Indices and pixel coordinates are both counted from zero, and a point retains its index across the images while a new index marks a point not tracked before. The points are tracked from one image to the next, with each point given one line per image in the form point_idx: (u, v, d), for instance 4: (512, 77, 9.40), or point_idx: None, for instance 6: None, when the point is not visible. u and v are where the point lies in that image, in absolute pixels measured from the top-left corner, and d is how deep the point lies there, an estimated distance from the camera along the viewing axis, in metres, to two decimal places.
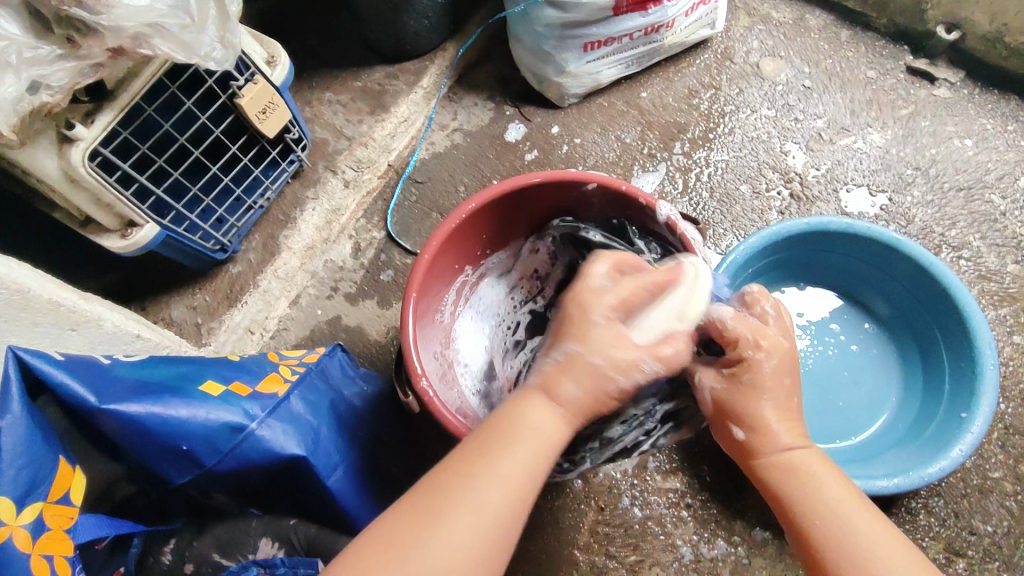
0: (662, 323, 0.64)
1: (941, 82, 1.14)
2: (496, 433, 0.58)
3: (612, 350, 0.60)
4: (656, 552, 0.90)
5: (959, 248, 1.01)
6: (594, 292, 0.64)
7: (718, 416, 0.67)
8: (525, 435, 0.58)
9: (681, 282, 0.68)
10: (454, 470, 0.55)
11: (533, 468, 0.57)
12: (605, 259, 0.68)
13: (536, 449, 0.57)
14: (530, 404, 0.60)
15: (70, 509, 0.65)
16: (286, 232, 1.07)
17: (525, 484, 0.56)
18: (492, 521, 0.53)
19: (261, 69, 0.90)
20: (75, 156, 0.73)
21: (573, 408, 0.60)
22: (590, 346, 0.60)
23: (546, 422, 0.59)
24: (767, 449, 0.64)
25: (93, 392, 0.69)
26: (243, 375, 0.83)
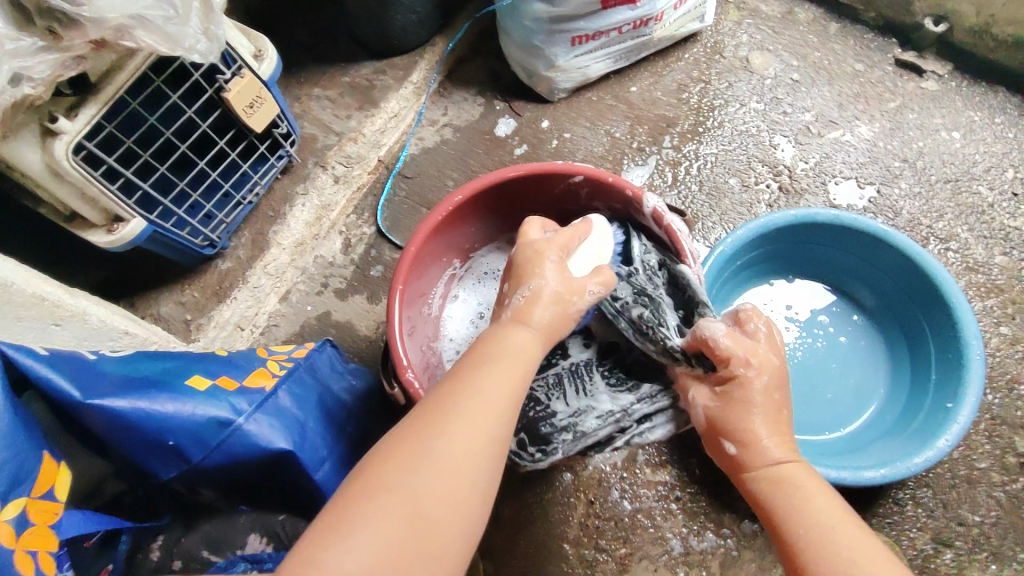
0: (585, 259, 0.72)
1: (928, 75, 1.14)
2: (471, 361, 0.60)
3: (557, 278, 0.66)
4: (645, 545, 0.90)
5: (946, 240, 1.02)
6: (533, 244, 0.70)
7: (711, 433, 0.69)
8: (502, 357, 0.60)
9: (592, 231, 0.75)
10: (434, 401, 0.57)
11: (513, 384, 0.59)
12: (530, 222, 0.74)
13: (513, 369, 0.60)
14: (501, 332, 0.63)
15: (56, 504, 0.65)
16: (275, 228, 1.06)
17: (508, 399, 0.58)
18: (481, 435, 0.55)
19: (248, 63, 0.90)
20: (58, 150, 0.73)
21: (542, 330, 0.64)
22: (542, 280, 0.66)
23: (520, 343, 0.62)
24: (752, 459, 0.65)
25: (78, 387, 0.69)
26: (231, 370, 0.83)
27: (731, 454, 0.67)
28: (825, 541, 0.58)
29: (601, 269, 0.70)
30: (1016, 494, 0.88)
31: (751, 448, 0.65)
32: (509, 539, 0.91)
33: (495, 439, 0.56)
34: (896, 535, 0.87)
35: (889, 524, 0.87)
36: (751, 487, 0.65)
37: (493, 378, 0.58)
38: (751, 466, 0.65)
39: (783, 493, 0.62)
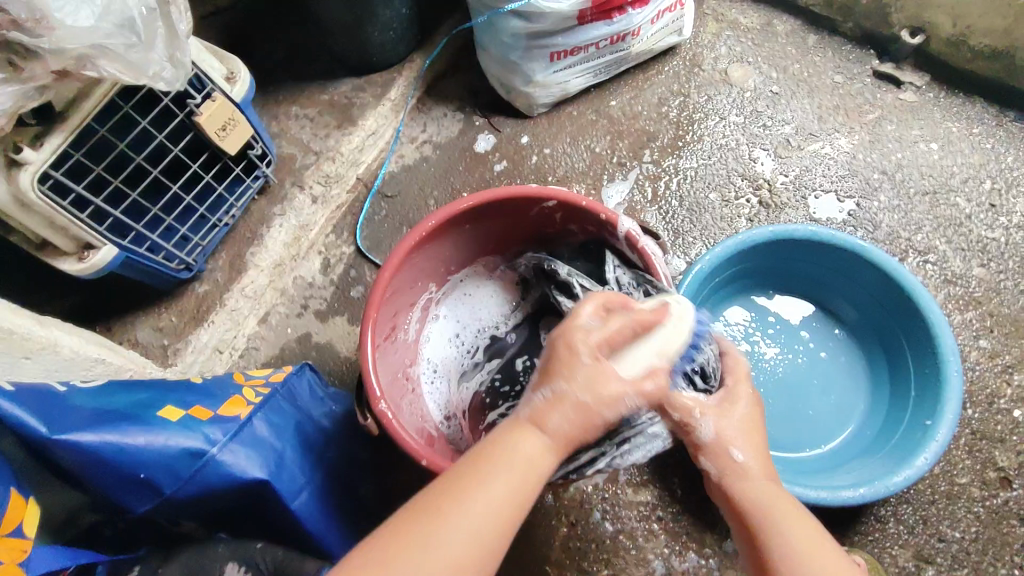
0: (646, 358, 0.60)
1: (907, 86, 1.14)
2: (469, 468, 0.54)
3: (597, 386, 0.55)
4: (628, 566, 0.89)
5: (925, 253, 1.02)
6: (577, 327, 0.59)
7: (713, 444, 0.65)
8: (502, 472, 0.53)
9: (667, 320, 0.64)
10: (414, 515, 0.52)
11: (507, 506, 0.52)
12: (585, 301, 0.62)
13: (512, 488, 0.53)
14: (514, 437, 0.55)
15: (24, 541, 0.64)
16: (253, 249, 1.05)
17: (498, 525, 0.52)
18: (472, 543, 0.50)
19: (219, 86, 0.90)
20: (24, 180, 0.72)
21: (560, 440, 0.54)
22: (574, 384, 0.55)
23: (528, 455, 0.54)
24: (750, 472, 0.63)
25: (45, 422, 0.68)
26: (205, 399, 0.82)
27: (736, 462, 0.63)
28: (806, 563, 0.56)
29: (659, 373, 0.58)
30: (997, 509, 0.88)
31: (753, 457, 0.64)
32: None
33: (472, 571, 0.50)
34: (878, 552, 0.87)
35: (870, 541, 0.87)
36: (740, 499, 0.62)
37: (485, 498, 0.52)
38: (741, 475, 0.63)
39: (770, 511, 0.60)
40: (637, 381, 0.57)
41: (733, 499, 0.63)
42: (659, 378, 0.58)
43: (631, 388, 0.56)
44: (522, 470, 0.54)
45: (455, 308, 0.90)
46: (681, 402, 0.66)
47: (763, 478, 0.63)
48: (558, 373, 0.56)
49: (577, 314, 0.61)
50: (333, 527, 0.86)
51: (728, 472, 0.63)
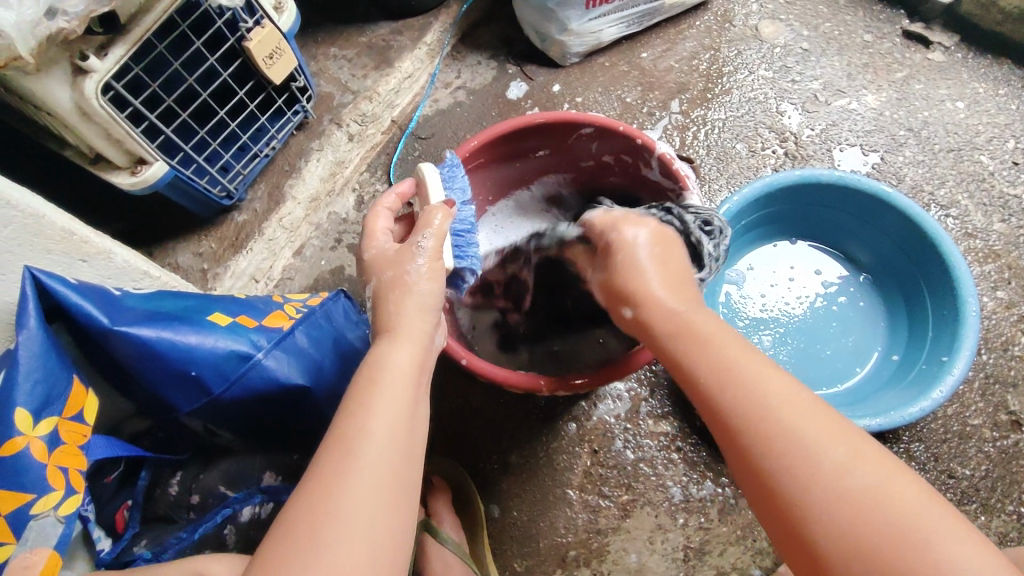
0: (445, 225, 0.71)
1: (936, 46, 1.15)
2: (357, 392, 0.60)
3: (386, 270, 0.70)
4: (647, 492, 0.93)
5: (947, 207, 1.04)
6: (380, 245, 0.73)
7: (614, 303, 0.70)
8: (381, 395, 0.59)
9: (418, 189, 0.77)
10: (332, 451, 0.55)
11: (398, 422, 0.58)
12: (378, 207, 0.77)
13: (396, 406, 0.59)
14: (381, 357, 0.63)
15: (83, 427, 0.71)
16: (291, 182, 1.08)
17: (400, 415, 0.59)
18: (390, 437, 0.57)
19: (269, 15, 0.91)
20: (88, 88, 0.74)
21: (410, 335, 0.65)
22: (399, 280, 0.68)
23: (398, 362, 0.63)
24: (647, 316, 0.66)
25: (107, 314, 0.72)
26: (249, 310, 0.85)
27: (629, 318, 0.68)
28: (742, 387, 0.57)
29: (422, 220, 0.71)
30: (1007, 449, 0.91)
31: (641, 310, 0.66)
32: (516, 482, 0.94)
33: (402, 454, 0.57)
34: None
35: None
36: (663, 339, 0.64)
37: (371, 441, 0.56)
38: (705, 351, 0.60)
39: (749, 399, 0.56)
40: (411, 245, 0.69)
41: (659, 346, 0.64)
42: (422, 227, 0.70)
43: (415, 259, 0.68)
44: (397, 380, 0.61)
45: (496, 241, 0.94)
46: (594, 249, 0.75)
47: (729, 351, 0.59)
48: (378, 281, 0.69)
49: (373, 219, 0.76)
50: None
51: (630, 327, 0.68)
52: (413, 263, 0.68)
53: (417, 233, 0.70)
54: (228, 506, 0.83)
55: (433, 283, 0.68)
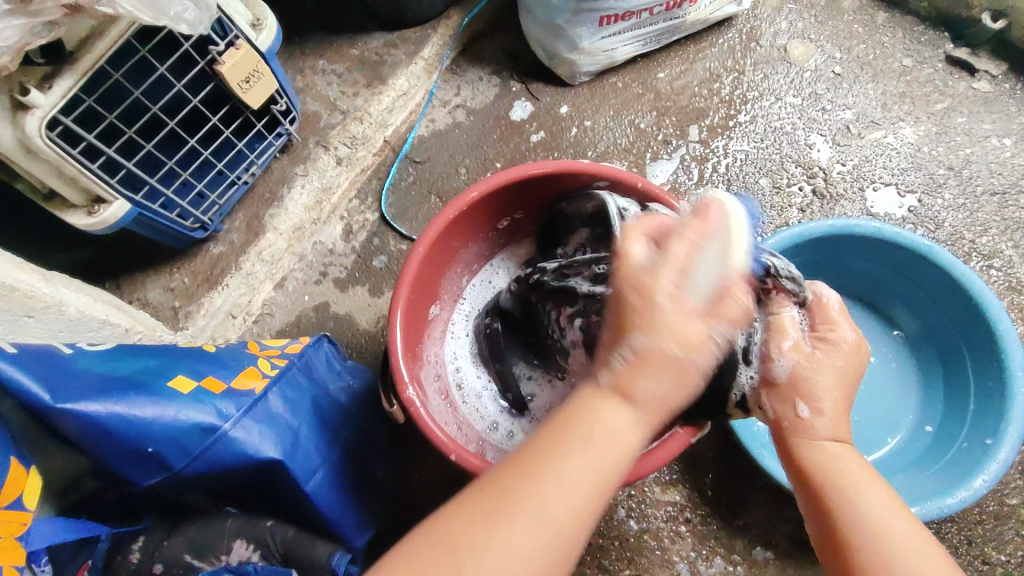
0: (712, 274, 0.48)
1: (981, 75, 1.06)
2: (556, 440, 0.47)
3: (654, 333, 0.46)
4: (652, 567, 0.85)
5: (989, 257, 0.95)
6: (639, 274, 0.48)
7: (787, 390, 0.59)
8: (579, 462, 0.46)
9: (713, 222, 0.50)
10: (498, 494, 0.46)
11: (587, 498, 0.46)
12: (631, 231, 0.52)
13: (587, 485, 0.46)
14: (594, 406, 0.48)
15: (24, 514, 0.62)
16: (272, 211, 0.99)
17: (587, 496, 0.46)
18: (565, 512, 0.46)
19: (245, 32, 0.82)
20: (31, 125, 0.65)
21: (648, 409, 0.47)
22: (656, 336, 0.46)
23: (615, 432, 0.47)
24: (814, 430, 0.58)
25: (48, 389, 0.63)
26: (218, 369, 0.77)
27: (799, 416, 0.59)
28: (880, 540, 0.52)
29: (676, 265, 0.47)
30: None
31: (822, 417, 0.58)
32: None
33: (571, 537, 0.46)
34: None
35: None
36: (803, 456, 0.58)
37: (537, 510, 0.45)
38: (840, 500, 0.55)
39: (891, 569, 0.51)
40: (703, 327, 0.46)
41: (796, 459, 0.59)
42: (731, 301, 0.47)
43: (712, 322, 0.47)
44: (606, 455, 0.47)
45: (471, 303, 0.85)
46: (784, 326, 0.59)
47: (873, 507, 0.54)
48: (637, 331, 0.46)
49: (625, 256, 0.49)
50: (350, 509, 0.82)
51: (788, 424, 0.59)
52: (709, 346, 0.46)
53: (675, 320, 0.46)
54: None
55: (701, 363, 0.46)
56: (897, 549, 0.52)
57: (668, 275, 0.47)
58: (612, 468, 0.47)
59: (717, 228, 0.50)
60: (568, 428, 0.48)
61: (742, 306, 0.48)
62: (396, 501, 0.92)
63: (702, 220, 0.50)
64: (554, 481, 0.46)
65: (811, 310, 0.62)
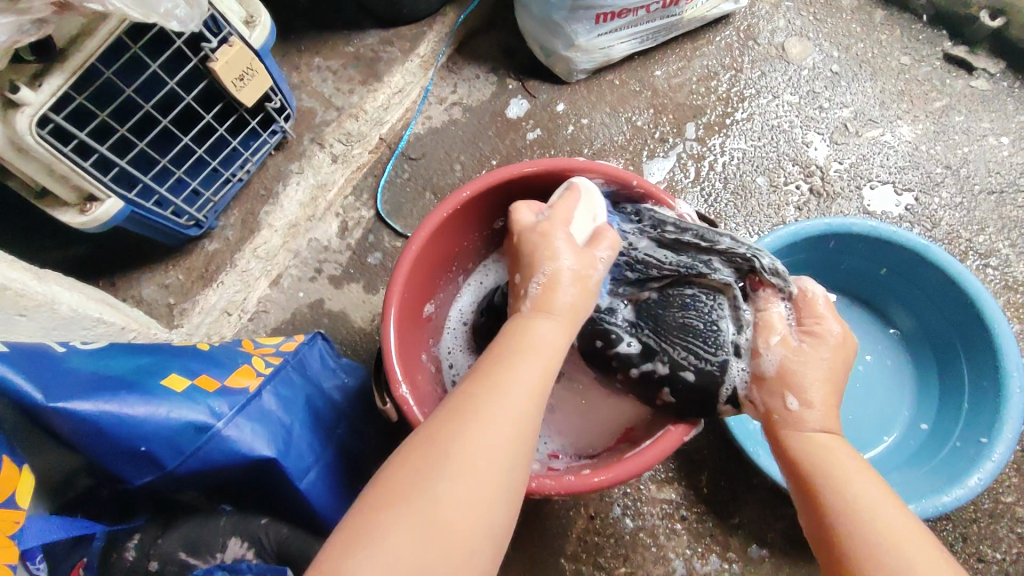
0: (586, 226, 0.64)
1: (979, 73, 1.05)
2: (493, 361, 0.54)
3: (546, 255, 0.59)
4: (647, 564, 0.85)
5: (986, 256, 0.95)
6: (536, 226, 0.61)
7: (776, 383, 0.58)
8: (517, 371, 0.53)
9: (581, 195, 0.65)
10: (449, 414, 0.51)
11: (528, 405, 0.52)
12: (518, 205, 0.66)
13: (526, 393, 0.52)
14: (523, 326, 0.56)
15: (17, 512, 0.62)
16: (267, 208, 0.99)
17: (529, 400, 0.52)
18: (512, 421, 0.50)
19: (237, 30, 0.81)
20: (21, 123, 0.65)
21: (566, 315, 0.57)
22: (558, 261, 0.58)
23: (544, 339, 0.56)
24: (804, 422, 0.57)
25: (40, 388, 0.63)
26: (211, 368, 0.77)
27: (788, 408, 0.57)
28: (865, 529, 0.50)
29: (561, 217, 0.62)
30: None
31: (812, 408, 0.56)
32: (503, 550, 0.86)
33: (521, 445, 0.51)
34: None
35: None
36: (791, 448, 0.57)
37: (492, 419, 0.50)
38: (830, 487, 0.53)
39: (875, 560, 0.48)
40: (592, 253, 0.60)
41: (787, 453, 0.57)
42: (607, 235, 0.62)
43: (595, 249, 0.61)
44: (538, 362, 0.54)
45: (469, 300, 0.85)
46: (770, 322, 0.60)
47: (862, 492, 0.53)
48: (539, 263, 0.59)
49: (518, 219, 0.64)
50: (345, 507, 0.81)
51: (779, 417, 0.58)
52: (598, 265, 0.60)
53: (564, 252, 0.59)
54: None
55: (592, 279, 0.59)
56: (884, 538, 0.49)
57: (551, 228, 0.60)
58: (545, 373, 0.54)
59: (585, 198, 0.65)
60: (500, 350, 0.55)
61: (615, 238, 0.63)
62: None
63: (573, 190, 0.66)
64: (496, 394, 0.51)
65: (797, 304, 0.62)
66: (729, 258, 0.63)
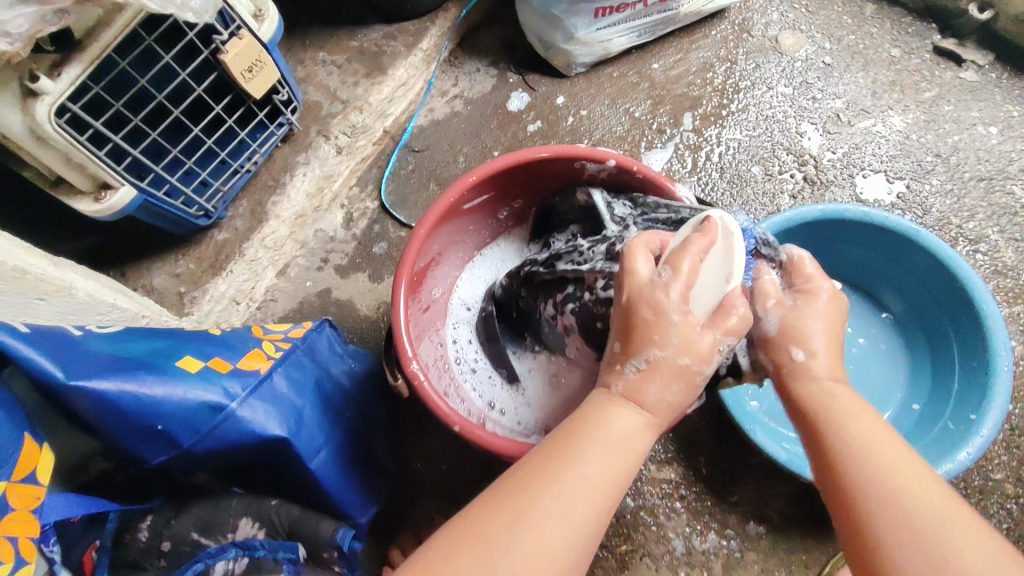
0: (711, 290, 0.54)
1: (967, 64, 1.08)
2: (565, 444, 0.52)
3: (657, 340, 0.52)
4: (648, 542, 0.88)
5: (975, 241, 0.98)
6: (650, 288, 0.53)
7: (777, 340, 0.58)
8: (585, 462, 0.50)
9: (717, 239, 0.55)
10: (513, 496, 0.49)
11: (596, 500, 0.49)
12: (634, 249, 0.55)
13: (592, 488, 0.49)
14: (605, 413, 0.53)
15: (37, 488, 0.64)
16: (274, 199, 1.01)
17: (598, 501, 0.49)
18: (576, 516, 0.49)
19: (247, 24, 0.84)
20: (40, 112, 0.67)
21: (659, 413, 0.53)
22: (667, 351, 0.51)
23: (622, 430, 0.52)
24: (813, 372, 0.57)
25: (61, 367, 0.65)
26: (223, 351, 0.79)
27: (797, 362, 0.57)
28: (872, 464, 0.52)
29: (683, 280, 0.52)
30: None
31: (818, 357, 0.57)
32: None
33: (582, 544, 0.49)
34: None
35: None
36: (806, 400, 0.56)
37: (550, 514, 0.48)
38: (835, 430, 0.54)
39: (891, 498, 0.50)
40: (715, 344, 0.52)
41: (799, 404, 0.57)
42: (738, 315, 0.53)
43: (717, 334, 0.52)
44: (611, 456, 0.51)
45: (471, 285, 0.87)
46: (764, 287, 0.61)
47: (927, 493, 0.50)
48: (648, 342, 0.52)
49: (633, 272, 0.54)
50: (353, 486, 0.84)
51: (787, 370, 0.58)
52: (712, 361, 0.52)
53: (678, 350, 0.52)
54: (200, 561, 0.75)
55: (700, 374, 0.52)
56: (891, 468, 0.51)
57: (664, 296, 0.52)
58: (621, 473, 0.51)
59: (723, 248, 0.55)
60: (573, 431, 0.52)
61: (748, 318, 0.53)
62: (398, 481, 0.94)
63: (707, 236, 0.55)
64: (560, 486, 0.49)
65: (788, 269, 0.63)
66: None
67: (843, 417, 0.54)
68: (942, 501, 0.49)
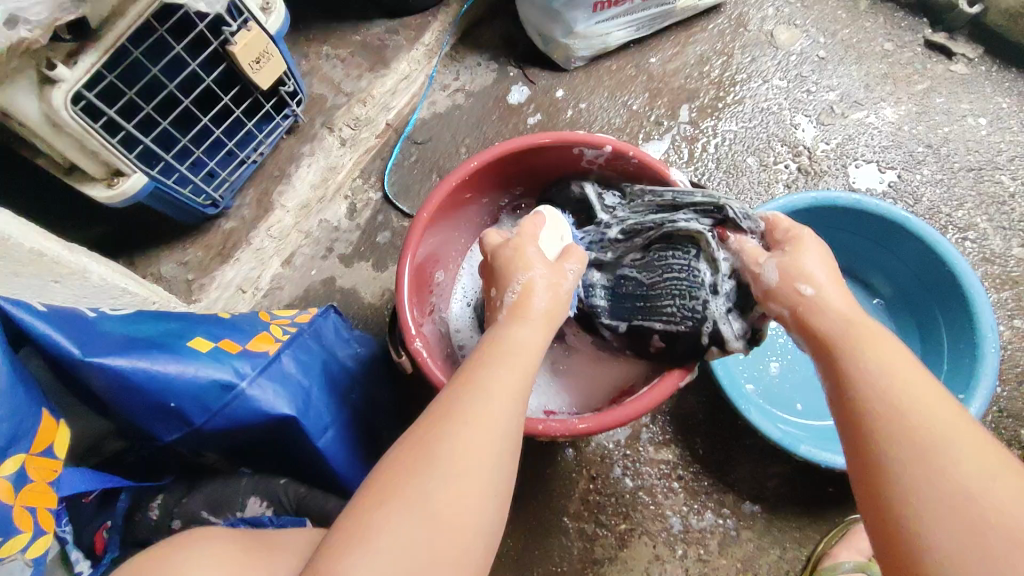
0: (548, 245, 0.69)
1: (958, 58, 1.11)
2: (473, 366, 0.56)
3: (518, 267, 0.62)
4: (645, 521, 0.90)
5: (965, 229, 1.00)
6: (500, 245, 0.66)
7: (782, 285, 0.60)
8: (492, 374, 0.55)
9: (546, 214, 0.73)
10: (433, 419, 0.53)
11: (506, 404, 0.53)
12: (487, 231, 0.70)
13: (504, 395, 0.54)
14: (502, 334, 0.58)
15: (54, 462, 0.66)
16: (280, 188, 1.03)
17: (508, 403, 0.53)
18: (490, 421, 0.52)
19: (256, 16, 0.86)
20: (57, 99, 0.69)
21: (541, 319, 0.59)
22: (530, 271, 0.61)
23: (522, 342, 0.57)
24: (826, 304, 0.57)
25: (78, 343, 0.67)
26: (233, 333, 0.81)
27: (806, 297, 0.58)
28: (889, 385, 0.51)
29: (529, 235, 0.67)
30: None
31: (825, 288, 0.58)
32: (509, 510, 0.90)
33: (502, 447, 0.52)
34: None
35: None
36: (820, 330, 0.56)
37: (467, 428, 0.51)
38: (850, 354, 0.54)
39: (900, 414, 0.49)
40: (563, 268, 0.63)
41: (813, 336, 0.57)
42: (575, 252, 0.66)
43: (565, 262, 0.64)
44: (516, 368, 0.55)
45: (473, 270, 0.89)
46: (752, 253, 0.64)
47: (943, 415, 0.48)
48: (515, 271, 0.62)
49: (488, 240, 0.68)
50: (357, 466, 0.86)
51: (802, 308, 0.58)
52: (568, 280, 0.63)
53: (537, 265, 0.62)
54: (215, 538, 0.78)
55: (562, 284, 0.62)
56: (906, 386, 0.50)
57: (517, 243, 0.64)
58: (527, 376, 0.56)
59: (550, 220, 0.72)
60: (480, 355, 0.57)
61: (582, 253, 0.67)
62: None
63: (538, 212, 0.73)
64: (471, 400, 0.53)
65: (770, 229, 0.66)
66: (701, 210, 0.68)
67: (859, 344, 0.54)
68: (953, 419, 0.48)
